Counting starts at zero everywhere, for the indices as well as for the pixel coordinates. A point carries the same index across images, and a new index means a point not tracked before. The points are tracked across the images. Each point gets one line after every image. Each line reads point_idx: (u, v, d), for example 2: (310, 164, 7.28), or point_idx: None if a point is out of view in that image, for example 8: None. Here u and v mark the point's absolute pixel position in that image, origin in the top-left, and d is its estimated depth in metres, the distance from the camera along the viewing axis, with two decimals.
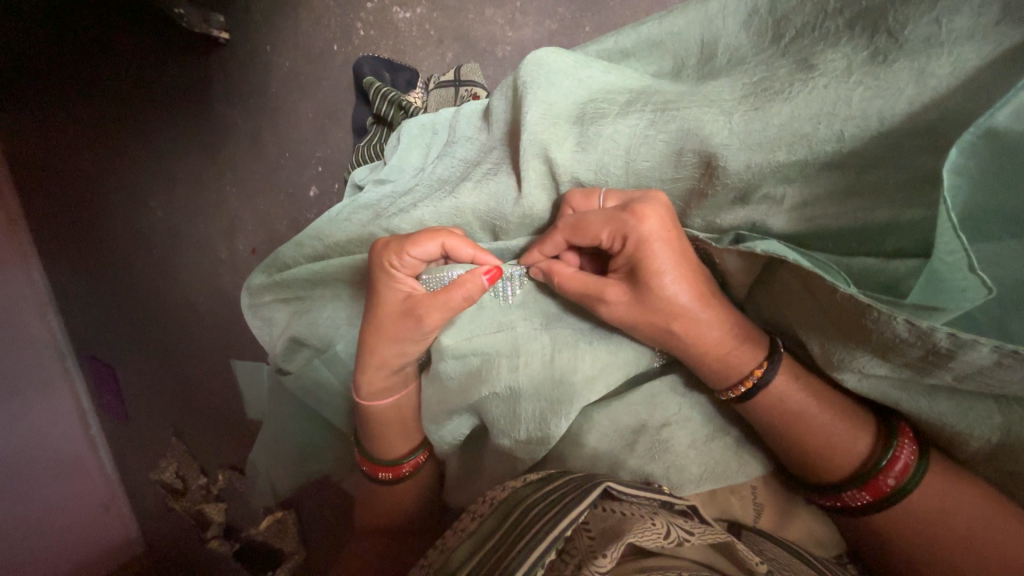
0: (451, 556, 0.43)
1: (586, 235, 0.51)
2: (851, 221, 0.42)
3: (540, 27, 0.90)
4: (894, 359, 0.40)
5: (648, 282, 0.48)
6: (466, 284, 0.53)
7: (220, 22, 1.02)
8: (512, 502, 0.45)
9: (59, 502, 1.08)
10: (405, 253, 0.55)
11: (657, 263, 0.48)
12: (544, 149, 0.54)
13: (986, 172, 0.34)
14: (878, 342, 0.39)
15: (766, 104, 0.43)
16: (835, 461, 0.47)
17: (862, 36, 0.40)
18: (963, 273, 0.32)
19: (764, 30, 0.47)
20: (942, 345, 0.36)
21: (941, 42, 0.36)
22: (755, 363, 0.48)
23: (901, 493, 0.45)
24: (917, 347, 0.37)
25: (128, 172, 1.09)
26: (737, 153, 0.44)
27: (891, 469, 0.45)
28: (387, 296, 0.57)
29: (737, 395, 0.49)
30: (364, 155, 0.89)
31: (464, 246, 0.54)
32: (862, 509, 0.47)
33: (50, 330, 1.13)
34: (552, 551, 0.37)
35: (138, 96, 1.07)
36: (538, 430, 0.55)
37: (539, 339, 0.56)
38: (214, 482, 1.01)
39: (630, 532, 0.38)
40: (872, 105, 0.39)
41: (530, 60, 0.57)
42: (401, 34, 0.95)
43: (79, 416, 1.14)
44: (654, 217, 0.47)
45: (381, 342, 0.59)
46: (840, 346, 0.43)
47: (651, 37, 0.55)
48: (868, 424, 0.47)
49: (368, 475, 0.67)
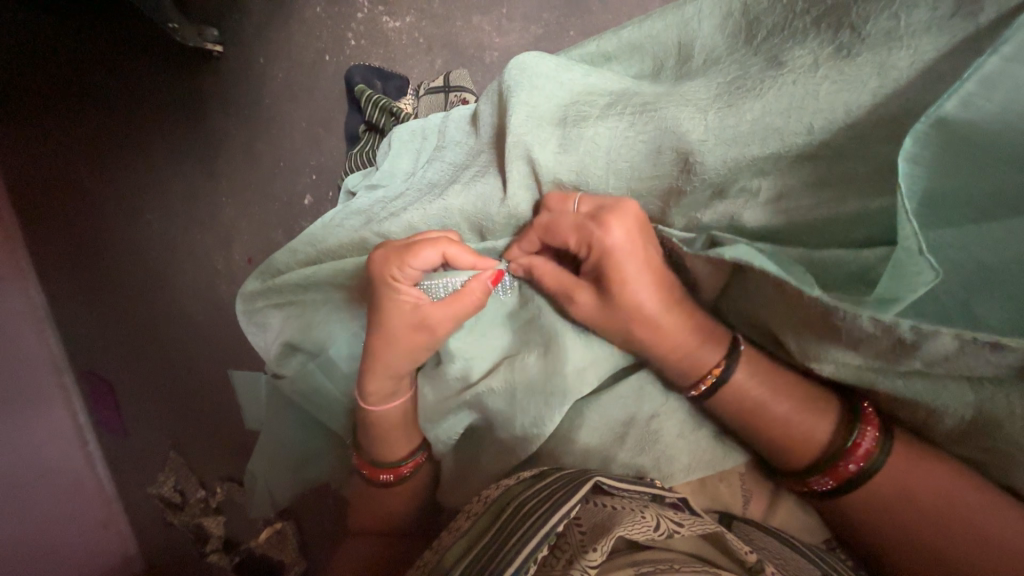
0: (445, 555, 0.43)
1: (557, 239, 0.53)
2: (825, 211, 0.43)
3: (526, 33, 0.92)
4: (865, 350, 0.42)
5: (610, 288, 0.51)
6: (471, 292, 0.56)
7: (213, 36, 1.03)
8: (506, 501, 0.46)
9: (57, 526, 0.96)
10: (405, 265, 0.56)
11: (621, 272, 0.50)
12: (528, 151, 0.55)
13: (944, 160, 0.35)
14: (849, 335, 0.41)
15: (739, 101, 0.44)
16: (802, 446, 0.48)
17: (827, 33, 0.42)
18: (915, 259, 0.33)
19: (738, 31, 0.48)
20: (907, 336, 0.38)
21: (901, 36, 0.38)
22: (714, 361, 0.50)
23: (866, 475, 0.46)
24: (885, 339, 0.39)
25: (120, 182, 1.09)
26: (713, 149, 0.45)
27: (854, 453, 0.46)
28: (388, 306, 0.58)
29: (699, 393, 0.51)
30: (356, 161, 0.90)
31: (463, 256, 0.56)
32: (828, 493, 0.48)
33: (46, 343, 1.04)
34: (543, 547, 0.37)
35: (133, 111, 1.09)
36: (532, 426, 0.55)
37: (533, 336, 0.58)
38: (214, 494, 0.98)
39: (620, 525, 0.38)
40: (839, 98, 0.40)
41: (514, 65, 0.58)
42: (391, 43, 0.97)
43: (77, 433, 1.04)
44: (618, 228, 0.49)
45: (388, 354, 0.59)
46: (816, 341, 0.44)
47: (631, 40, 0.56)
48: (829, 411, 0.48)
49: (368, 478, 0.67)
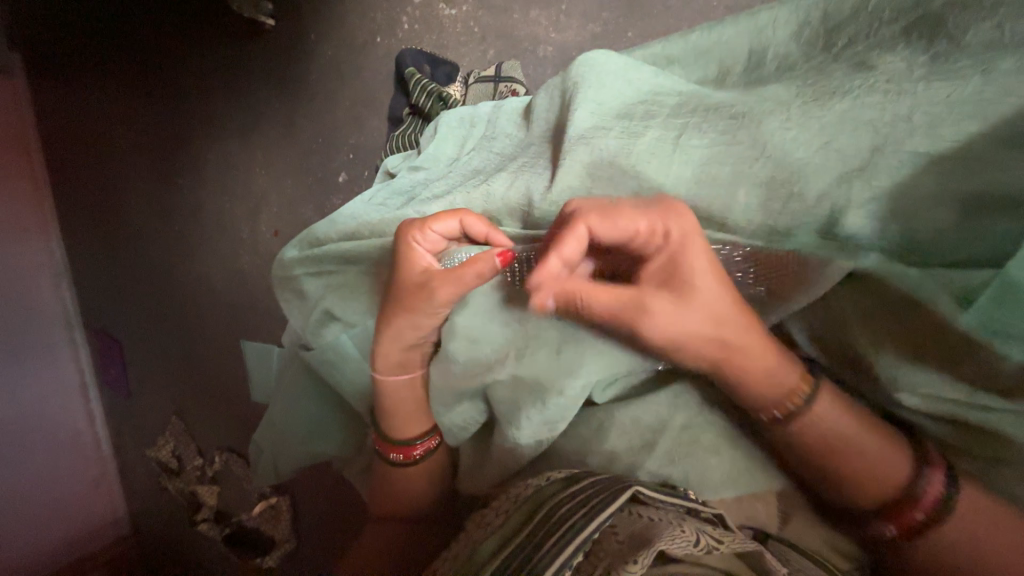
0: (475, 552, 0.43)
1: (623, 232, 0.47)
2: (916, 208, 0.42)
3: (582, 31, 0.91)
4: (965, 370, 0.41)
5: (689, 290, 0.45)
6: (479, 262, 0.55)
7: (269, 9, 1.04)
8: (538, 500, 0.45)
9: (55, 474, 1.19)
10: (427, 227, 0.59)
11: (698, 263, 0.45)
12: (591, 143, 0.54)
13: None
14: (950, 344, 0.41)
15: (825, 100, 0.45)
16: (866, 486, 0.47)
17: (919, 43, 0.43)
18: None
19: (816, 41, 0.50)
20: (1017, 352, 0.38)
21: (1002, 45, 0.40)
22: (800, 382, 0.48)
23: (935, 522, 0.44)
24: (990, 352, 0.39)
25: (154, 148, 1.14)
26: (791, 148, 0.45)
27: (929, 496, 0.44)
28: (403, 265, 0.61)
29: (780, 414, 0.48)
30: (398, 145, 0.92)
31: (480, 225, 0.59)
32: (895, 535, 0.46)
33: (61, 301, 1.22)
34: (580, 553, 0.38)
35: (177, 77, 1.11)
36: (541, 426, 0.56)
37: (548, 329, 0.54)
38: (209, 464, 1.12)
39: (661, 539, 0.38)
40: (942, 92, 0.41)
41: (581, 61, 0.60)
42: (445, 30, 0.98)
43: (80, 389, 1.24)
44: (679, 223, 0.46)
45: (397, 315, 0.62)
46: (899, 358, 0.44)
47: (699, 46, 0.57)
48: (903, 450, 0.46)
49: (381, 454, 0.69)
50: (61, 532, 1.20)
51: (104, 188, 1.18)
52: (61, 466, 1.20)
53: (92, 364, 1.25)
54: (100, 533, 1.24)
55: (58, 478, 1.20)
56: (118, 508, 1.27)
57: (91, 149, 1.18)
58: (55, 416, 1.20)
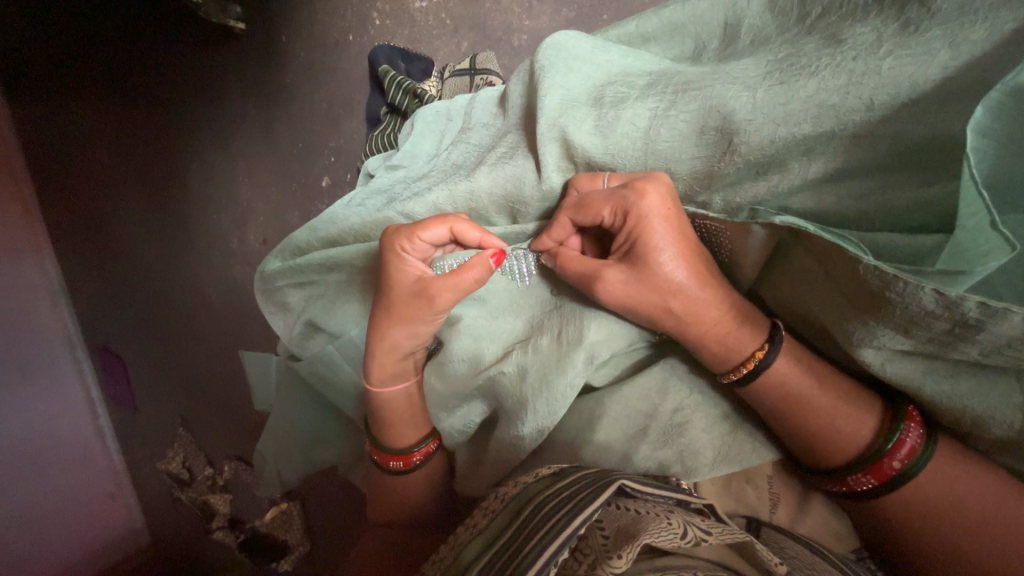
0: (461, 553, 0.42)
1: (589, 215, 0.50)
2: (885, 185, 0.41)
3: (557, 16, 0.89)
4: (917, 336, 0.38)
5: (651, 260, 0.48)
6: (474, 266, 0.53)
7: (237, 12, 1.01)
8: (524, 500, 0.44)
9: (70, 491, 1.18)
10: (415, 236, 0.56)
11: (655, 239, 0.47)
12: (563, 132, 0.53)
13: (1015, 132, 0.33)
14: (901, 318, 0.38)
15: (792, 79, 0.42)
16: (837, 440, 0.46)
17: (891, 9, 0.40)
18: (987, 234, 0.32)
19: (790, 9, 0.46)
20: (972, 316, 0.34)
21: (974, 10, 0.36)
22: (756, 344, 0.47)
23: (906, 477, 0.44)
24: (944, 319, 0.36)
25: (136, 162, 1.13)
26: (760, 127, 0.43)
27: (898, 451, 0.44)
28: (393, 272, 0.57)
29: (738, 377, 0.48)
30: (377, 145, 0.90)
31: (472, 231, 0.55)
32: (867, 494, 0.46)
33: (62, 320, 1.22)
34: (565, 550, 0.36)
35: (152, 89, 1.09)
36: (545, 418, 0.54)
37: (552, 315, 0.57)
38: (220, 474, 1.12)
39: (645, 533, 0.36)
40: (904, 72, 0.38)
41: (548, 44, 0.57)
42: (417, 24, 0.96)
43: (89, 406, 1.25)
44: (654, 195, 0.47)
45: (393, 325, 0.58)
46: (858, 324, 0.41)
47: (673, 21, 0.55)
48: (873, 408, 0.46)
49: (379, 465, 0.65)
50: (80, 552, 1.19)
51: (93, 205, 1.17)
52: (75, 482, 1.19)
53: (98, 380, 1.26)
54: (119, 548, 1.24)
55: (72, 496, 1.18)
56: (137, 517, 1.28)
57: (77, 166, 1.16)
58: (66, 435, 1.19)
